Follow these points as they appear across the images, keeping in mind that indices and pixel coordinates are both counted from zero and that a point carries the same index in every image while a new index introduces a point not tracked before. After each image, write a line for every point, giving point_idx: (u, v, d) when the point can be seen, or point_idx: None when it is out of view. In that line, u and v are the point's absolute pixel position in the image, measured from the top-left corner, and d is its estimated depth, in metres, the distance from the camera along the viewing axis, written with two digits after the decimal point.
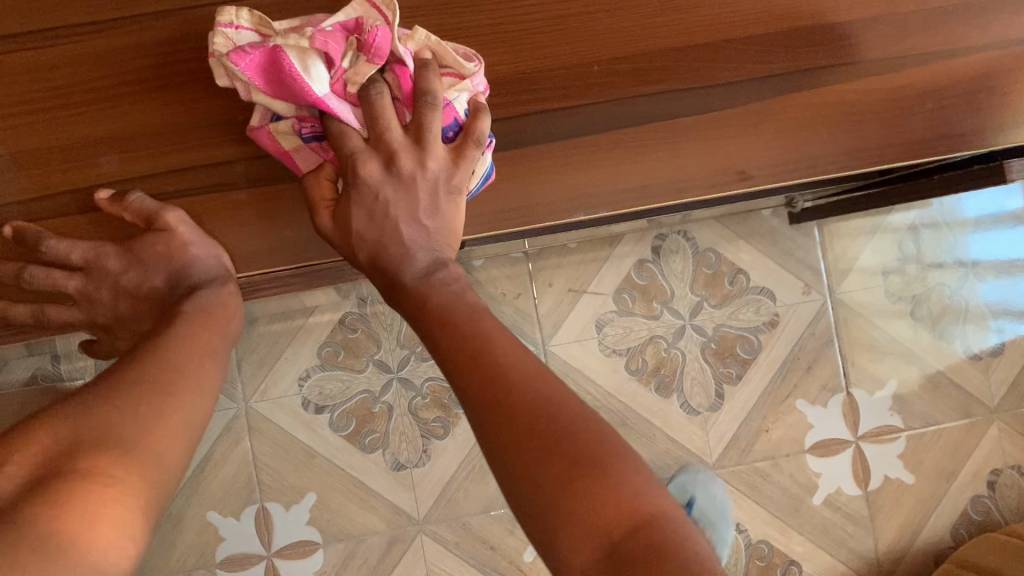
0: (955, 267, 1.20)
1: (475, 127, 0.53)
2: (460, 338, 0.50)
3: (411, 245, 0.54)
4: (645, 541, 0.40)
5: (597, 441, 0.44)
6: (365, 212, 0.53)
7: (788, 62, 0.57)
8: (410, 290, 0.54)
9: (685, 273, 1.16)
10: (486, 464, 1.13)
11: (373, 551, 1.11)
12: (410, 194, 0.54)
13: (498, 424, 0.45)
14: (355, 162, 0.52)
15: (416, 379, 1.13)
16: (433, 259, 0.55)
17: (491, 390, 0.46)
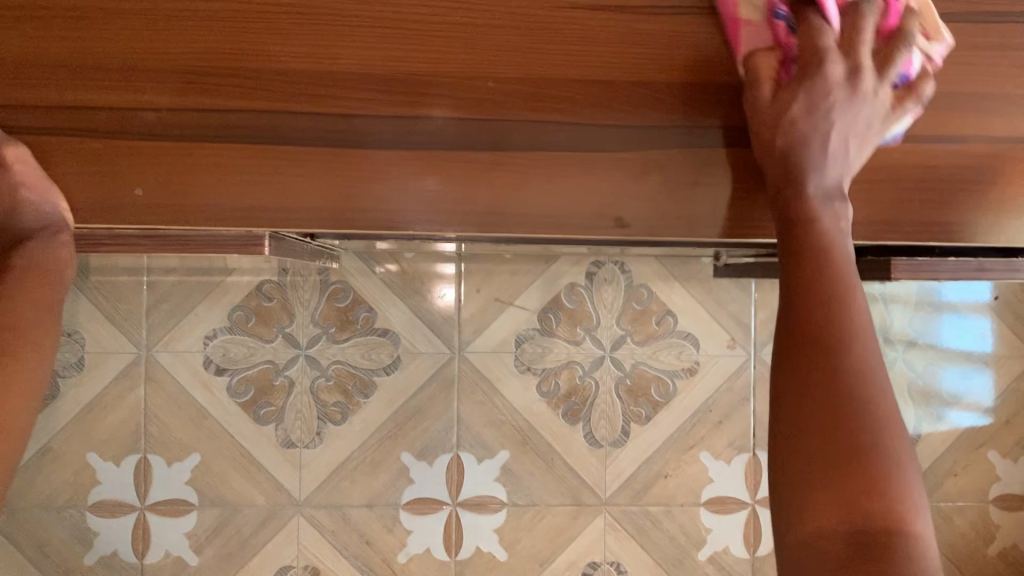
0: (886, 350, 1.17)
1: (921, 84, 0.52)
2: (813, 274, 0.49)
3: (828, 164, 0.52)
4: (890, 530, 0.41)
5: (879, 420, 0.45)
6: (806, 104, 0.51)
7: (682, 116, 0.55)
8: (803, 201, 0.51)
9: (614, 305, 1.14)
10: (378, 458, 1.11)
11: (248, 524, 1.10)
12: (850, 115, 0.51)
13: (804, 388, 0.46)
14: (823, 56, 0.50)
15: (323, 360, 1.10)
16: (837, 185, 0.52)
17: (841, 350, 0.47)
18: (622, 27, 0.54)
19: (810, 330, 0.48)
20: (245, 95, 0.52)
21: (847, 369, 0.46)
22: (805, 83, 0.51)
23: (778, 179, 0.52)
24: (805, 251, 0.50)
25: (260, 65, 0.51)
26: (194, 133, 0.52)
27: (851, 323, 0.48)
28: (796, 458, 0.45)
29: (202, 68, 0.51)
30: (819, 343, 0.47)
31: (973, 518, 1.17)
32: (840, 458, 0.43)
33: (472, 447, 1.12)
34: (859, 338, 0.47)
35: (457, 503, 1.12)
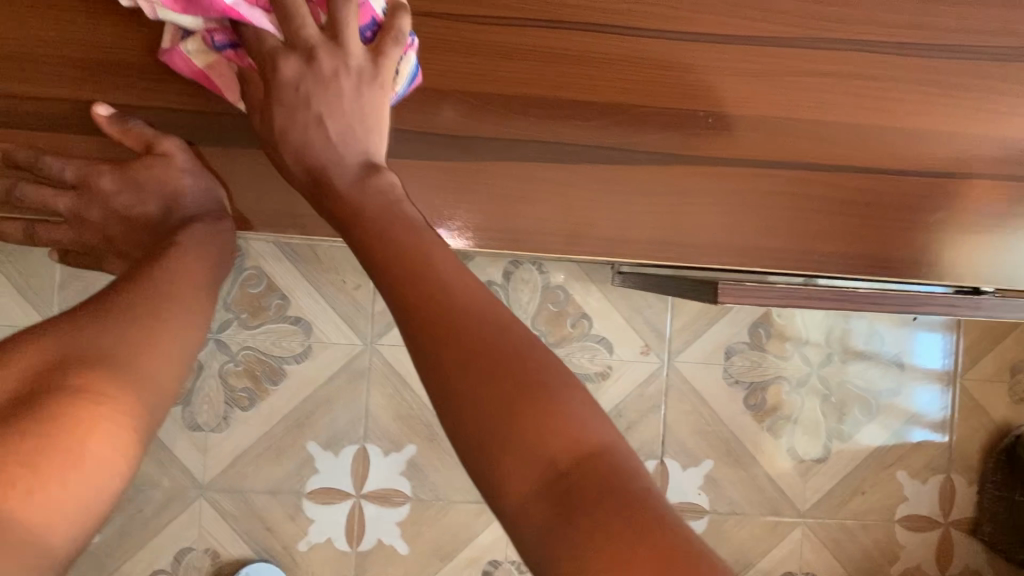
0: (801, 366, 1.17)
1: (394, 21, 0.51)
2: (482, 345, 0.37)
3: (341, 152, 0.51)
4: (600, 497, 0.32)
5: (536, 381, 0.36)
6: (292, 109, 0.51)
7: (511, 129, 0.58)
8: (342, 194, 0.49)
9: (529, 306, 1.13)
10: (284, 446, 1.11)
11: (150, 503, 1.09)
12: (333, 92, 0.51)
13: (430, 355, 0.38)
14: (275, 61, 0.50)
15: (233, 345, 1.10)
16: (365, 163, 0.51)
17: (451, 335, 0.38)
18: (463, 37, 0.56)
19: (468, 374, 0.36)
20: (81, 89, 0.55)
21: (538, 413, 0.35)
22: (278, 103, 0.51)
23: (314, 187, 0.51)
24: (429, 299, 0.40)
25: (105, 61, 0.54)
26: (58, 124, 0.55)
27: (487, 324, 0.38)
28: (446, 392, 0.36)
29: (83, 62, 0.54)
30: (449, 339, 0.38)
31: (877, 537, 1.18)
32: (506, 427, 0.35)
33: (379, 440, 1.12)
34: (499, 334, 0.38)
35: (361, 495, 1.12)
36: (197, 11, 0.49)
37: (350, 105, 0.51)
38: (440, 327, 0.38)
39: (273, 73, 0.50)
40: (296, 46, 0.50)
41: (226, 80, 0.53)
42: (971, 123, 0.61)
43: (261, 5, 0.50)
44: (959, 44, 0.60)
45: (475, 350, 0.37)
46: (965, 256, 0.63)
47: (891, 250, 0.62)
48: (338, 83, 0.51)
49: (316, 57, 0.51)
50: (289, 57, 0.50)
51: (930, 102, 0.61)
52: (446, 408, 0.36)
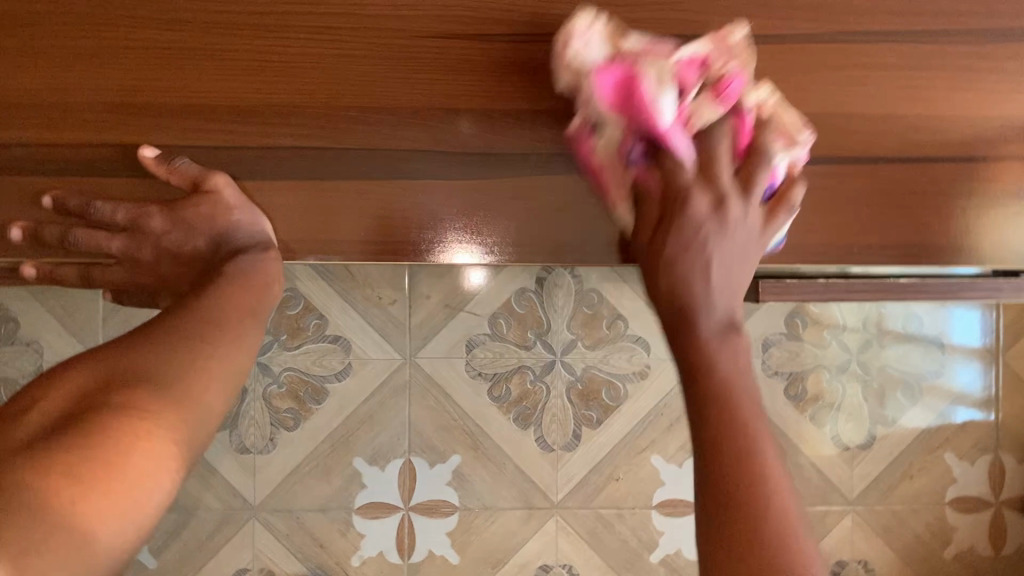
0: (840, 353, 1.17)
1: (791, 193, 0.58)
2: (732, 455, 0.46)
3: (714, 298, 0.54)
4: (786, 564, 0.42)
5: (769, 464, 0.46)
6: (683, 245, 0.55)
7: (540, 144, 0.59)
8: (705, 339, 0.53)
9: (564, 309, 1.14)
10: (330, 463, 1.12)
11: (204, 526, 1.11)
12: (727, 240, 0.55)
13: (702, 405, 0.49)
14: (686, 196, 0.55)
15: (275, 366, 1.12)
16: (729, 320, 0.54)
17: (728, 406, 0.49)
18: (487, 56, 0.58)
19: (741, 483, 0.45)
20: (119, 131, 0.56)
21: (772, 529, 0.43)
22: (671, 228, 0.55)
23: (681, 313, 0.54)
24: (727, 411, 0.48)
25: (140, 102, 0.56)
26: (103, 168, 0.57)
27: (754, 449, 0.47)
28: (709, 480, 0.46)
29: (118, 105, 0.56)
30: (721, 449, 0.47)
31: (928, 520, 1.17)
32: (728, 497, 0.45)
33: (424, 452, 1.13)
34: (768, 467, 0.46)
35: (409, 507, 1.13)
36: (629, 114, 0.55)
37: (728, 264, 0.55)
38: (714, 401, 0.49)
39: (687, 208, 0.55)
40: (693, 182, 0.55)
41: (619, 186, 0.58)
42: (1000, 104, 0.61)
43: (688, 130, 0.55)
44: (982, 28, 0.60)
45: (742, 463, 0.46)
46: (1006, 238, 0.62)
47: (927, 238, 0.62)
48: (734, 229, 0.55)
49: (725, 204, 0.55)
50: (704, 194, 0.55)
51: (956, 87, 0.61)
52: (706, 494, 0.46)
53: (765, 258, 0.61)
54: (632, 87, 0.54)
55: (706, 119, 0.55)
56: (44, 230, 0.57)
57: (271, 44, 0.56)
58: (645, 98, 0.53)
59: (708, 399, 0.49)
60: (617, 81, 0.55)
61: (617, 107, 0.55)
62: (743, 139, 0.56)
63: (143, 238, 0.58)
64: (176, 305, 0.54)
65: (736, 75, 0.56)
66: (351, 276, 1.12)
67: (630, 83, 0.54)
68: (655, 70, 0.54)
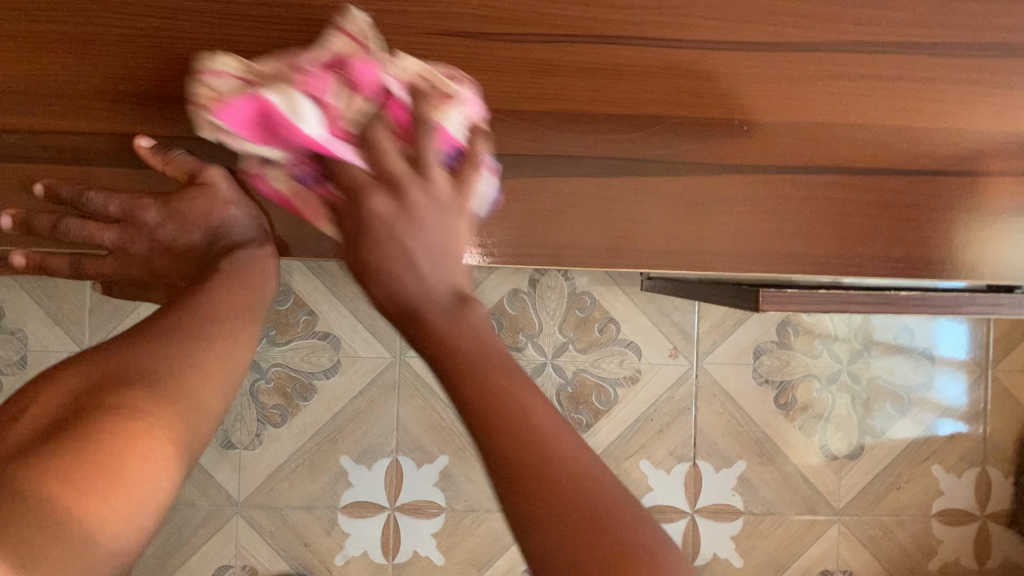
0: (830, 363, 1.17)
1: (474, 149, 0.54)
2: (501, 387, 0.41)
3: (430, 281, 0.50)
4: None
5: (610, 518, 0.34)
6: (376, 236, 0.52)
7: (543, 145, 0.58)
8: (438, 326, 0.47)
9: (556, 311, 1.13)
10: (317, 461, 1.11)
11: (188, 522, 1.10)
12: (414, 227, 0.52)
13: (478, 403, 0.40)
14: (383, 190, 0.52)
15: (263, 362, 1.11)
16: (455, 295, 0.50)
17: (555, 486, 0.35)
18: (491, 56, 0.57)
19: (512, 417, 0.39)
20: (115, 121, 0.55)
21: (532, 438, 0.38)
22: (353, 215, 0.53)
23: (415, 321, 0.48)
24: (469, 360, 0.43)
25: (137, 91, 0.54)
26: (100, 159, 0.56)
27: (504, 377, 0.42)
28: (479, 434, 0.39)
29: (115, 95, 0.54)
30: (492, 393, 0.40)
31: (914, 532, 1.17)
32: (540, 455, 0.37)
33: (412, 452, 1.12)
34: (537, 392, 0.41)
35: (395, 507, 1.12)
36: (284, 140, 0.52)
37: (434, 244, 0.52)
38: (549, 479, 0.36)
39: (364, 211, 0.52)
40: (402, 171, 0.52)
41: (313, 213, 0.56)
42: (1004, 119, 0.61)
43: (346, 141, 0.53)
44: (988, 43, 0.60)
45: (507, 403, 0.40)
46: (1006, 254, 0.63)
47: (928, 251, 0.62)
48: (422, 220, 0.52)
49: (405, 192, 0.52)
50: (379, 194, 0.52)
51: (963, 99, 0.60)
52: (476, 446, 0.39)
53: (765, 267, 0.61)
54: (266, 117, 0.52)
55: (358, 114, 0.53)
56: (34, 220, 0.56)
57: (262, 35, 0.54)
58: (288, 120, 0.51)
59: (447, 356, 0.44)
60: (247, 114, 0.52)
61: (258, 136, 0.53)
62: (401, 127, 0.54)
63: (136, 231, 0.57)
64: (171, 301, 0.53)
65: (365, 64, 0.52)
66: (343, 273, 1.11)
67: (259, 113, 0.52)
68: (280, 94, 0.51)
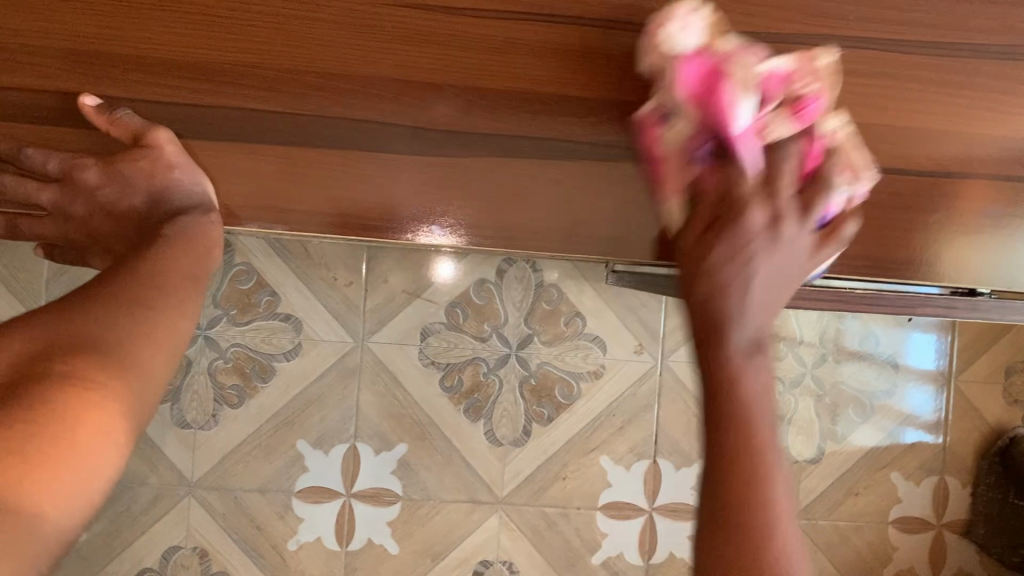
0: (796, 366, 1.16)
1: (844, 227, 0.53)
2: (732, 412, 0.43)
3: (745, 314, 0.47)
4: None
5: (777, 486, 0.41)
6: (726, 249, 0.48)
7: (504, 125, 0.57)
8: (725, 357, 0.46)
9: (522, 303, 1.12)
10: (273, 444, 1.10)
11: (138, 501, 1.08)
12: (773, 255, 0.49)
13: (717, 442, 0.42)
14: (744, 206, 0.49)
15: (222, 341, 1.09)
16: (758, 338, 0.47)
17: (748, 449, 0.42)
18: (450, 31, 0.55)
19: (743, 432, 0.42)
20: (59, 79, 0.53)
21: (757, 469, 0.41)
22: (722, 233, 0.49)
23: (696, 326, 0.48)
24: (737, 396, 0.44)
25: (82, 49, 0.53)
26: (41, 117, 0.54)
27: (750, 413, 0.43)
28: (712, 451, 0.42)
29: (60, 50, 0.53)
30: (732, 420, 0.43)
31: (870, 538, 1.17)
32: (737, 463, 0.41)
33: (370, 438, 1.11)
34: (763, 404, 0.44)
35: (351, 494, 1.11)
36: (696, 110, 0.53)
37: (779, 265, 0.49)
38: (733, 441, 0.42)
39: (743, 218, 0.49)
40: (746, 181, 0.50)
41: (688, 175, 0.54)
42: (971, 123, 0.61)
43: (759, 139, 0.52)
44: (960, 42, 0.59)
45: (728, 433, 0.42)
46: (964, 258, 0.63)
47: (888, 251, 0.62)
48: (782, 247, 0.49)
49: (747, 198, 0.49)
50: (762, 205, 0.49)
51: (932, 98, 0.60)
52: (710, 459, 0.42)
53: None
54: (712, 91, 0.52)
55: (778, 135, 0.52)
56: None
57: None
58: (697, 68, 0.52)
59: (721, 402, 0.44)
60: (700, 75, 0.52)
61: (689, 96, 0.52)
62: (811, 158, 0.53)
63: (77, 191, 0.55)
64: (112, 266, 0.51)
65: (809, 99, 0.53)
66: (308, 253, 1.09)
67: (711, 78, 0.52)
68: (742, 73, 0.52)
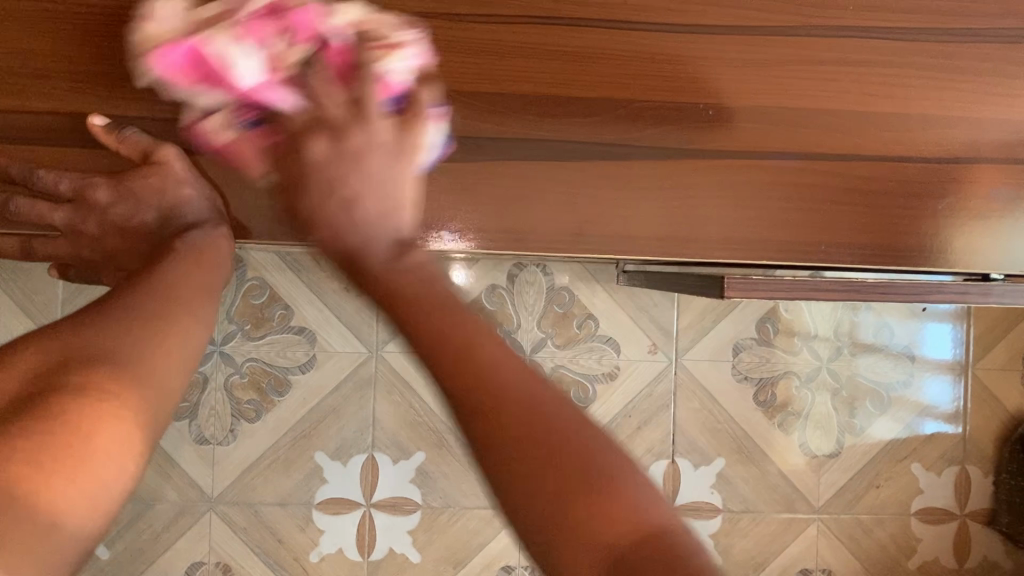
0: (811, 360, 1.16)
1: None
2: (465, 375, 0.41)
3: (371, 233, 0.52)
4: (649, 563, 0.34)
5: (591, 452, 0.39)
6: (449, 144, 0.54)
7: (510, 130, 0.58)
8: (377, 273, 0.49)
9: (535, 307, 1.12)
10: (292, 457, 1.10)
11: (160, 519, 1.08)
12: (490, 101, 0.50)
13: (478, 424, 0.40)
14: None
15: (238, 357, 1.09)
16: (397, 241, 0.52)
17: (535, 419, 0.39)
18: (455, 37, 0.57)
19: (495, 414, 0.40)
20: (71, 100, 0.54)
21: (542, 436, 0.39)
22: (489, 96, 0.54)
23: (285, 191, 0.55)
24: (440, 348, 0.43)
25: (96, 70, 0.54)
26: (53, 137, 0.55)
27: (482, 369, 0.41)
28: (486, 442, 0.39)
29: (73, 73, 0.54)
30: (457, 387, 0.41)
31: (893, 531, 1.16)
32: (528, 438, 0.39)
33: (388, 448, 1.11)
34: (471, 350, 0.42)
35: (371, 504, 1.11)
36: None
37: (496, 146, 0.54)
38: (489, 414, 0.40)
39: None
40: None
41: None
42: (972, 107, 0.62)
43: None
44: (956, 27, 0.61)
45: (491, 410, 0.40)
46: (977, 243, 0.63)
47: (899, 239, 0.62)
48: None
49: None
50: None
51: (926, 87, 0.62)
52: (487, 452, 0.39)
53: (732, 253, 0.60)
54: None
55: None
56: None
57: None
58: None
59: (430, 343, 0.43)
60: None
61: None
62: None
63: (88, 211, 0.56)
64: (124, 281, 0.51)
65: None
66: (321, 266, 1.10)
67: None
68: None
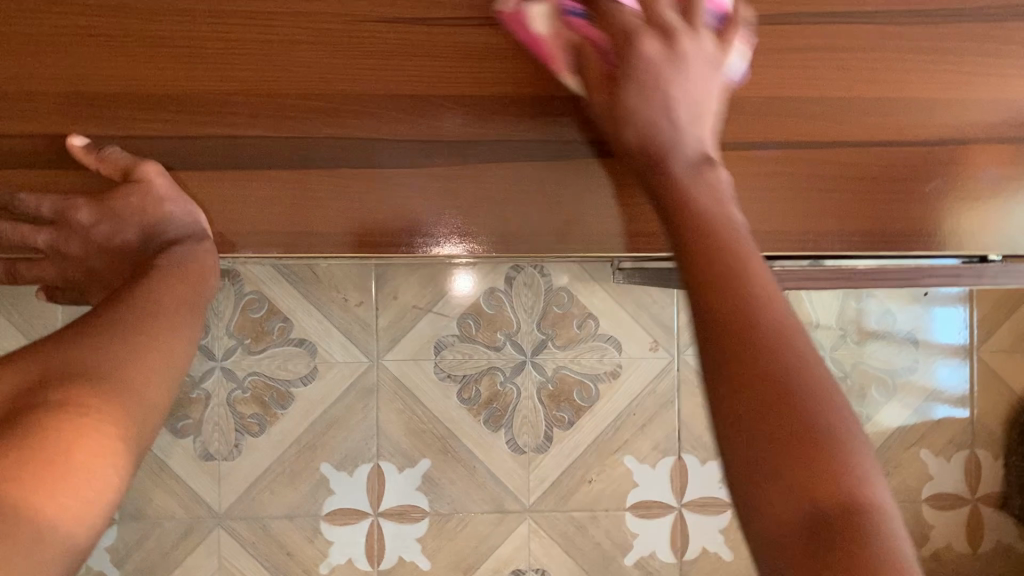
0: (815, 350, 1.15)
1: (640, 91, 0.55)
2: (765, 327, 0.43)
3: (686, 138, 0.55)
4: (848, 531, 0.35)
5: (820, 410, 0.39)
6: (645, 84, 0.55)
7: (491, 130, 0.59)
8: (677, 177, 0.54)
9: (534, 308, 1.12)
10: (297, 469, 1.10)
11: (169, 536, 1.08)
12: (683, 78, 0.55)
13: (737, 372, 0.41)
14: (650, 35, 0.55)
15: (238, 371, 1.09)
16: (702, 154, 0.55)
17: (769, 367, 0.41)
18: (428, 43, 0.57)
19: (772, 374, 0.40)
20: (52, 121, 0.55)
21: (788, 387, 0.40)
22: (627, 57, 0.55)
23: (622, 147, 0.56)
24: (712, 306, 0.44)
25: (77, 92, 0.55)
26: (34, 160, 0.56)
27: (764, 320, 0.43)
28: (737, 390, 0.41)
29: (54, 95, 0.55)
30: (723, 340, 0.43)
31: (905, 519, 1.16)
32: (786, 393, 0.40)
33: (393, 456, 1.11)
34: (773, 313, 0.44)
35: (378, 513, 1.11)
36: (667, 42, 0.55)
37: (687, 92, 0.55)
38: (762, 365, 0.41)
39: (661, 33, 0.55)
40: None
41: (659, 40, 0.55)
42: (958, 89, 0.62)
43: None
44: (940, 9, 0.61)
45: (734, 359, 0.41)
46: (962, 225, 0.63)
47: (887, 225, 0.63)
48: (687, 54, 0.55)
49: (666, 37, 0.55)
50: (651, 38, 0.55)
51: (911, 70, 0.61)
52: (722, 396, 0.41)
53: None
54: None
55: None
56: None
57: (190, 28, 0.55)
58: None
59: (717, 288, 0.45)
60: None
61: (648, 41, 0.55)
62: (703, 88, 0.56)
63: (72, 231, 0.57)
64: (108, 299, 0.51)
65: None
66: (318, 277, 1.09)
67: None
68: None
